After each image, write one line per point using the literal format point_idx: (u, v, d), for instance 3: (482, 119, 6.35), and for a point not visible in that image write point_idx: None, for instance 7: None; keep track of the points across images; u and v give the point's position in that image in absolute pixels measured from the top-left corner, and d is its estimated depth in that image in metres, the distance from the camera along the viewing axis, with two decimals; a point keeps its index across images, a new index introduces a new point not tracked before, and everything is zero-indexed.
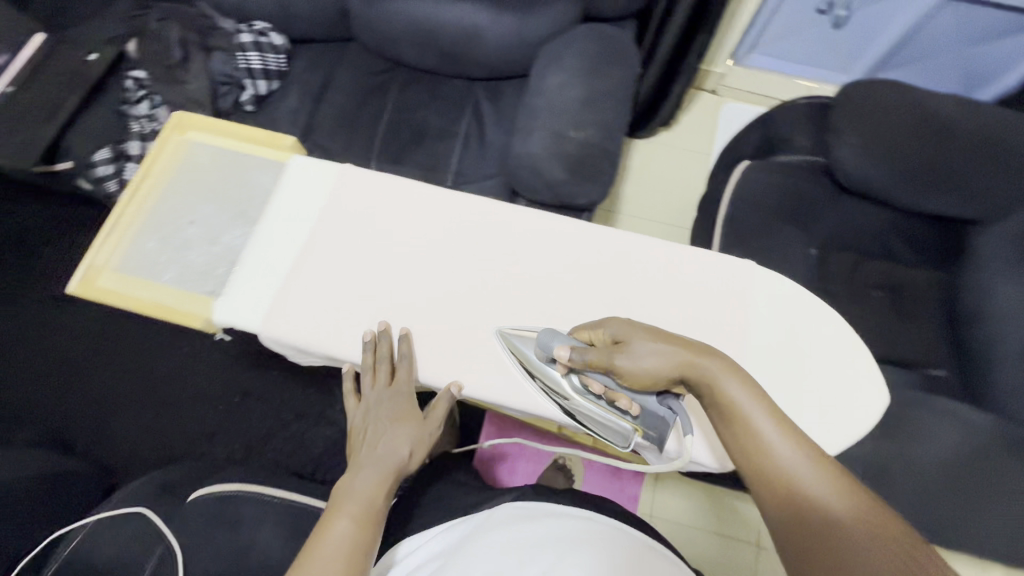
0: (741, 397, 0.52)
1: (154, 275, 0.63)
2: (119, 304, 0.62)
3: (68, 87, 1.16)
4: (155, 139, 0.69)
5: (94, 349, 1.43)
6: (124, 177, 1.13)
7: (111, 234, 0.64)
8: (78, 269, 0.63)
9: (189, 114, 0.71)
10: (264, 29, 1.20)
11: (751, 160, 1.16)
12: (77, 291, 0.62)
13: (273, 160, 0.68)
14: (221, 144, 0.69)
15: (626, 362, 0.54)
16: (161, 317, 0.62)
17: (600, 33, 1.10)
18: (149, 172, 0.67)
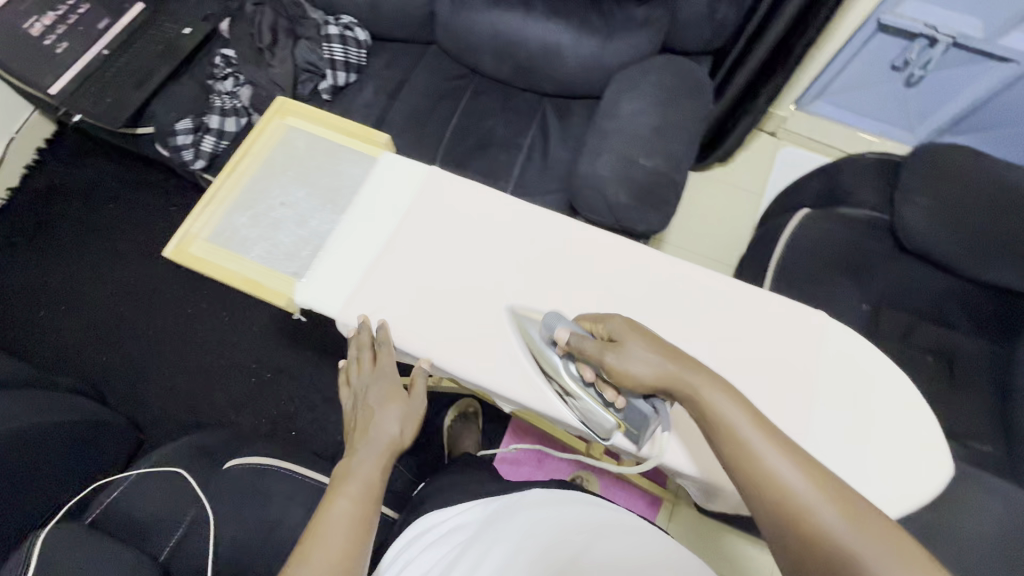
0: (728, 410, 0.53)
1: (242, 250, 0.66)
2: (206, 272, 0.64)
3: (161, 57, 1.22)
4: (257, 121, 0.73)
5: (141, 307, 1.48)
6: (201, 148, 1.17)
7: (208, 206, 0.67)
8: (173, 236, 0.66)
9: (291, 101, 0.75)
10: (351, 23, 1.25)
11: (812, 207, 1.15)
12: (170, 257, 0.65)
13: (365, 154, 0.71)
14: (317, 133, 0.72)
15: (616, 361, 0.56)
16: (244, 290, 0.64)
17: (677, 65, 1.11)
18: (248, 152, 0.70)
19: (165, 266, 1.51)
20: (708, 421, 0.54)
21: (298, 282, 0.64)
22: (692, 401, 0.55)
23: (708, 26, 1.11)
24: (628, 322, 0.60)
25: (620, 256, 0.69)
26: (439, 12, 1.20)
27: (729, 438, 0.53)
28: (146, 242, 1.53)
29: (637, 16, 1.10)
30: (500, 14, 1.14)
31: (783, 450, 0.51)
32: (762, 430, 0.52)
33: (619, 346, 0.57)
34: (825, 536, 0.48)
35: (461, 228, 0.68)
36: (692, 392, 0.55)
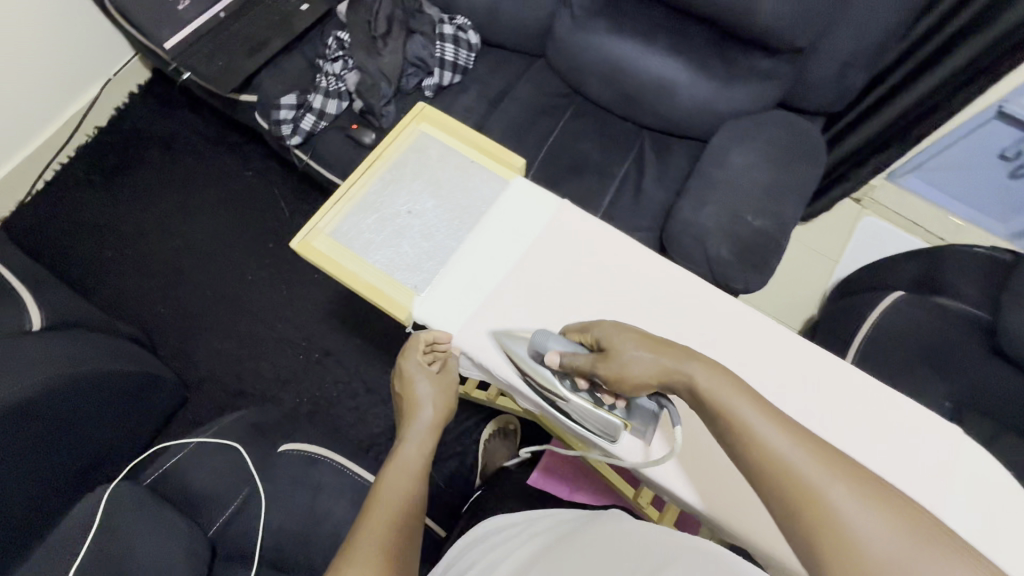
0: (725, 395, 0.52)
1: (364, 251, 0.68)
2: (327, 266, 0.67)
3: (275, 29, 1.23)
4: (396, 123, 0.75)
5: (200, 263, 1.46)
6: (299, 125, 1.18)
7: (337, 201, 0.70)
8: (301, 228, 0.68)
9: (431, 109, 0.76)
10: (465, 25, 1.24)
11: (906, 292, 1.11)
12: (296, 248, 0.67)
13: (498, 175, 0.73)
14: (455, 148, 0.75)
15: (615, 365, 0.58)
16: (361, 291, 0.66)
17: (794, 124, 1.08)
18: (384, 154, 0.72)
19: (229, 227, 1.49)
20: (708, 407, 0.53)
21: (418, 297, 0.66)
22: (689, 392, 0.55)
23: (832, 90, 1.07)
24: (620, 325, 0.61)
25: (726, 316, 0.71)
26: (557, 28, 1.19)
27: (729, 422, 0.52)
28: (216, 200, 1.52)
29: (761, 67, 1.05)
30: (621, 42, 1.12)
31: (786, 432, 0.50)
32: (763, 412, 0.51)
33: (610, 351, 0.59)
34: (838, 520, 0.45)
35: (581, 266, 0.69)
36: (688, 381, 0.55)
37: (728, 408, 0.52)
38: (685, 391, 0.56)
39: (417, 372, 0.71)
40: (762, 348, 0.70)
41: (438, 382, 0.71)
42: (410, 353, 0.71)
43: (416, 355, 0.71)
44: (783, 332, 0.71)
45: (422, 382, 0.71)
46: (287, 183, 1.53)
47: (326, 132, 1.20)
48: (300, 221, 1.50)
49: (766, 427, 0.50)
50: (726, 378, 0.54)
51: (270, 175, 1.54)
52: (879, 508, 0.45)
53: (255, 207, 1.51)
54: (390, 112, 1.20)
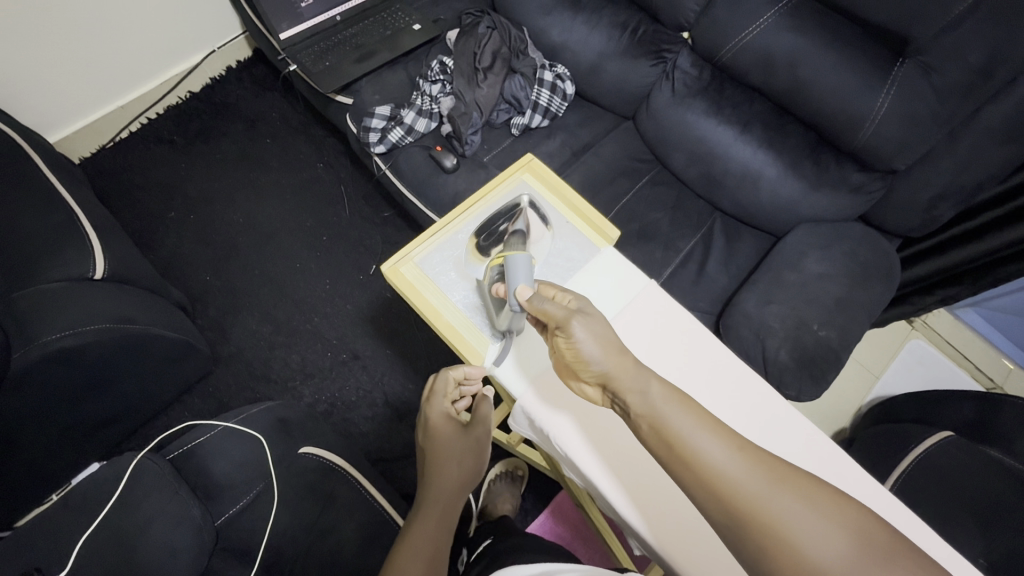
0: (671, 410, 0.52)
1: (444, 287, 0.75)
2: (407, 293, 0.74)
3: (385, 43, 1.29)
4: (503, 171, 0.82)
5: (255, 242, 1.49)
6: (387, 135, 1.21)
7: (431, 237, 0.78)
8: (394, 253, 0.76)
9: (540, 163, 0.82)
10: (564, 75, 1.28)
11: (956, 435, 1.07)
12: (385, 270, 0.75)
13: (589, 242, 0.79)
14: (549, 207, 0.81)
15: (577, 329, 0.57)
16: (431, 323, 0.74)
17: (873, 242, 1.07)
18: (485, 203, 0.80)
19: (292, 213, 1.53)
20: (648, 421, 0.52)
21: (490, 344, 0.72)
22: (633, 401, 0.54)
23: (918, 217, 1.07)
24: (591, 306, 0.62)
25: (791, 430, 0.67)
26: (655, 98, 1.22)
27: (666, 437, 0.50)
28: (285, 185, 1.56)
29: (852, 180, 1.06)
30: (717, 125, 1.14)
31: (725, 441, 0.50)
32: (704, 424, 0.51)
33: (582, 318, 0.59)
34: (781, 528, 0.44)
35: (656, 351, 0.70)
36: (630, 385, 0.54)
37: (669, 421, 0.51)
38: (628, 401, 0.54)
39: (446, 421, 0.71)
40: (829, 472, 0.64)
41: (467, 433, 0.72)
42: (435, 401, 0.71)
43: (442, 404, 0.71)
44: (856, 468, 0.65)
45: (451, 434, 0.71)
46: (356, 183, 1.56)
47: (409, 148, 1.23)
48: (358, 221, 1.52)
49: (706, 438, 0.50)
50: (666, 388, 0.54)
51: (340, 170, 1.58)
52: (820, 509, 0.45)
53: (319, 198, 1.54)
54: (475, 142, 1.22)
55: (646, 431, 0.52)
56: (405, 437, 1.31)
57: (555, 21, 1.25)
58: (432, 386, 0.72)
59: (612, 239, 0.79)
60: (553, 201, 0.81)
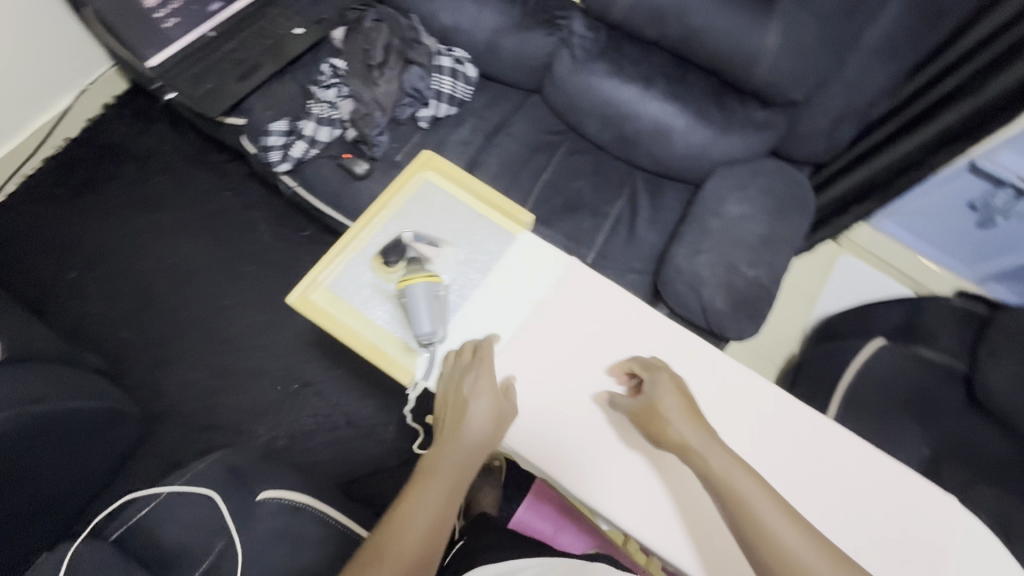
0: (744, 485, 0.57)
1: (357, 305, 0.73)
2: (320, 319, 0.71)
3: (268, 53, 1.21)
4: (401, 170, 0.80)
5: (174, 286, 1.39)
6: (289, 151, 1.15)
7: (334, 256, 0.75)
8: (300, 282, 0.72)
9: (436, 155, 0.82)
10: (463, 58, 1.24)
11: (887, 340, 1.14)
12: (293, 302, 0.72)
13: (503, 228, 0.78)
14: (457, 201, 0.80)
15: (658, 412, 0.62)
16: (351, 345, 0.71)
17: (785, 175, 1.10)
18: (387, 208, 0.78)
19: (208, 248, 1.44)
20: (719, 490, 0.58)
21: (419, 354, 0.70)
22: (707, 473, 0.59)
23: (823, 143, 1.11)
24: (665, 375, 0.65)
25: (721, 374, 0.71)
26: (556, 67, 1.19)
27: (740, 509, 0.57)
28: (195, 220, 1.46)
29: (757, 118, 1.09)
30: (621, 85, 1.13)
31: (780, 507, 0.57)
32: (773, 501, 0.57)
33: (659, 393, 0.63)
34: None
35: (588, 327, 0.71)
36: (701, 457, 0.59)
37: (740, 495, 0.57)
38: (703, 472, 0.59)
39: (486, 432, 0.63)
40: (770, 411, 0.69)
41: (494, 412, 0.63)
42: (478, 368, 0.66)
43: (484, 373, 0.66)
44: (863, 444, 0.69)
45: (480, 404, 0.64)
46: (271, 204, 1.48)
47: (316, 160, 1.17)
48: (281, 244, 1.45)
49: (771, 511, 0.56)
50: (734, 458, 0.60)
51: (251, 195, 1.49)
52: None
53: (235, 227, 1.46)
54: (383, 141, 1.18)
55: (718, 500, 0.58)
56: (374, 454, 1.29)
57: (442, 3, 1.19)
58: (471, 350, 0.68)
59: (526, 223, 0.79)
60: (459, 194, 0.80)
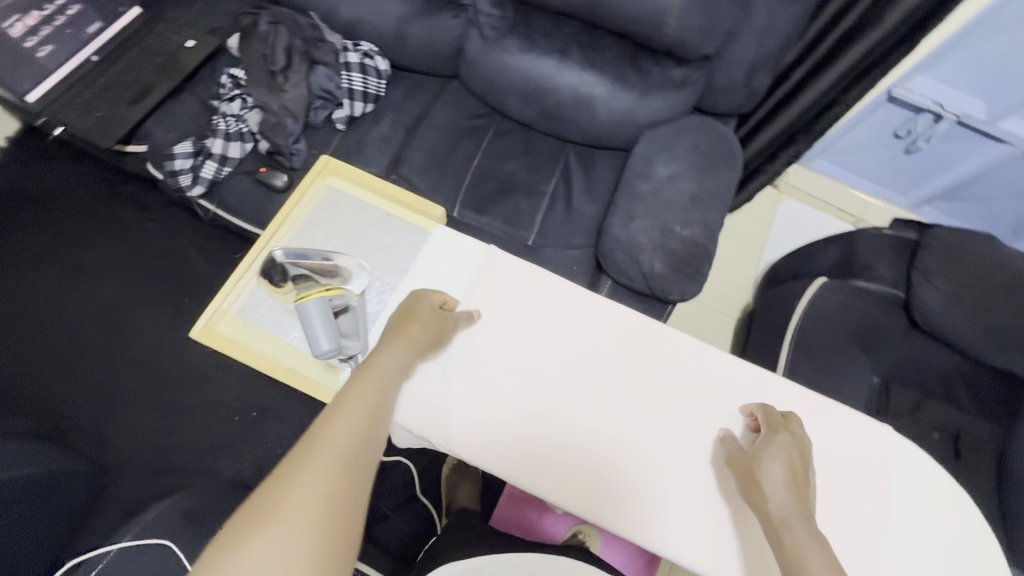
0: (811, 555, 0.53)
1: (261, 325, 0.78)
2: (232, 344, 0.76)
3: (160, 71, 1.13)
4: (301, 181, 0.85)
5: (107, 331, 1.32)
6: (200, 174, 1.09)
7: (235, 284, 0.79)
8: (203, 314, 0.77)
9: (335, 160, 0.88)
10: (371, 52, 1.19)
11: (828, 278, 1.16)
12: (198, 334, 0.76)
13: (414, 224, 0.84)
14: (363, 204, 0.85)
15: (759, 468, 0.60)
16: (261, 366, 0.76)
17: (709, 129, 1.10)
18: (290, 222, 0.83)
19: (138, 285, 1.36)
20: (783, 549, 0.55)
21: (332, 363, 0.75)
22: (782, 536, 0.55)
23: (741, 93, 1.11)
24: (793, 444, 0.61)
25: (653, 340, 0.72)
26: (468, 49, 1.16)
27: (795, 573, 0.52)
28: (118, 258, 1.37)
29: (674, 76, 1.08)
30: (535, 59, 1.10)
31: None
32: None
33: (766, 453, 0.61)
34: None
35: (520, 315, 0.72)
36: (782, 522, 0.56)
37: (801, 560, 0.53)
38: (778, 535, 0.56)
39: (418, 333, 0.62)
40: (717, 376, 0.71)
41: (435, 320, 0.64)
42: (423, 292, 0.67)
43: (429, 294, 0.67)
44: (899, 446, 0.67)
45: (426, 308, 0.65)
46: (198, 229, 1.40)
47: (231, 178, 1.12)
48: (217, 269, 1.38)
49: None
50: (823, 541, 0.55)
51: (177, 223, 1.41)
52: None
53: (163, 260, 1.38)
54: (300, 150, 1.13)
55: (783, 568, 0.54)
56: None
57: None
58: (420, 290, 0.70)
59: (436, 215, 0.85)
60: (365, 198, 0.86)
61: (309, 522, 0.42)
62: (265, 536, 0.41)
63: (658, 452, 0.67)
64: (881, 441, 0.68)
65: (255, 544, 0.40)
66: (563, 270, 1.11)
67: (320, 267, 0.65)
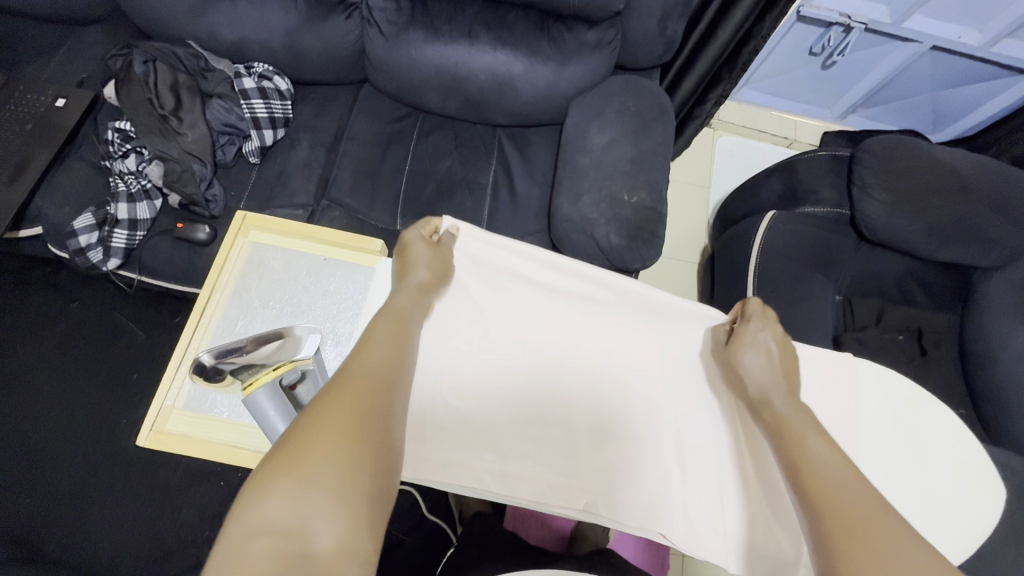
0: (804, 427, 0.55)
1: (213, 408, 0.72)
2: (186, 438, 0.70)
3: (35, 140, 1.01)
4: (222, 243, 0.79)
5: (53, 430, 1.19)
6: (110, 245, 0.98)
7: (174, 374, 0.73)
8: (146, 418, 0.70)
9: (252, 214, 0.82)
10: (267, 72, 1.10)
11: (776, 210, 1.18)
12: (148, 442, 0.70)
13: (354, 262, 0.79)
14: (295, 254, 0.80)
15: (742, 352, 0.64)
16: (226, 450, 0.70)
17: (635, 88, 1.07)
18: (216, 290, 0.76)
19: (76, 373, 1.23)
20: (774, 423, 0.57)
21: None
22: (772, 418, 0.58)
23: (659, 43, 1.07)
24: (777, 336, 0.64)
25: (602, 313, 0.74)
26: (371, 50, 1.08)
27: (789, 437, 0.54)
28: (46, 349, 1.25)
29: (589, 39, 1.04)
30: (444, 47, 1.03)
31: (841, 453, 0.51)
32: (832, 448, 0.52)
33: (744, 338, 0.65)
34: (853, 514, 0.45)
35: (500, 290, 0.73)
36: (771, 408, 0.58)
37: (796, 433, 0.54)
38: (767, 417, 0.58)
39: (423, 276, 0.65)
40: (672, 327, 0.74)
41: (432, 253, 0.68)
42: (412, 228, 0.71)
43: (417, 229, 0.71)
44: (877, 365, 0.71)
45: (420, 246, 0.68)
46: (126, 298, 1.29)
47: (148, 242, 1.03)
48: (162, 336, 1.27)
49: (816, 447, 0.52)
50: (805, 416, 0.57)
51: (103, 297, 1.28)
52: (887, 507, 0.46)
53: (97, 340, 1.26)
54: (217, 195, 1.04)
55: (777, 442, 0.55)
56: None
57: (217, 16, 1.02)
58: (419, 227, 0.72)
59: (376, 247, 0.80)
60: (296, 245, 0.80)
61: (355, 425, 0.44)
62: (320, 436, 0.42)
63: (612, 400, 0.68)
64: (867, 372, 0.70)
65: (310, 443, 0.42)
66: None
67: (260, 345, 0.62)
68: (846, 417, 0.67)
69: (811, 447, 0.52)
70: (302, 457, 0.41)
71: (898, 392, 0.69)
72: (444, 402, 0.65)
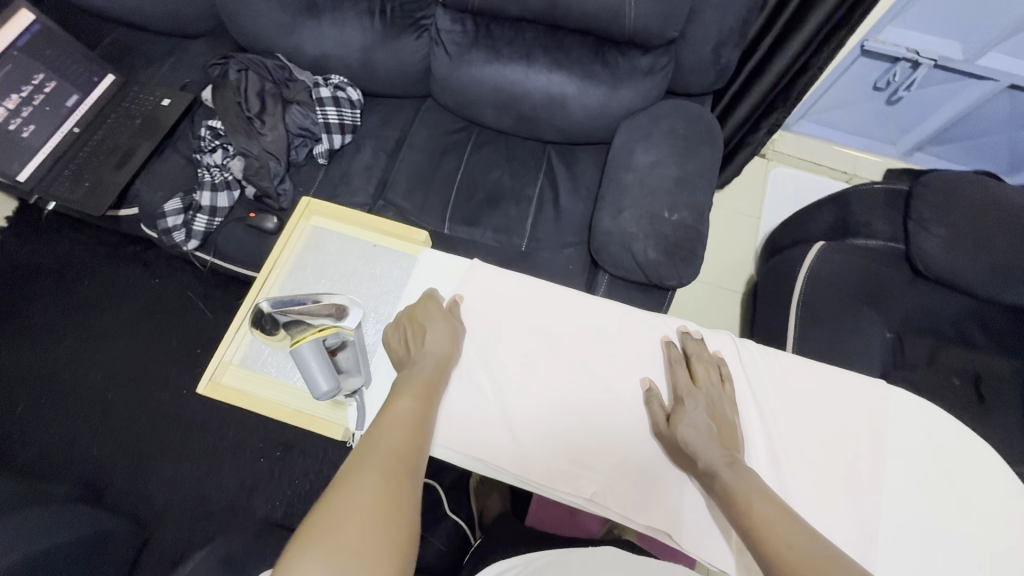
0: (751, 489, 0.56)
1: (263, 369, 0.79)
2: (239, 395, 0.77)
3: (141, 133, 1.16)
4: (287, 225, 0.88)
5: (124, 390, 1.31)
6: (191, 228, 1.11)
7: (233, 338, 0.81)
8: (207, 369, 0.78)
9: (315, 201, 0.90)
10: (342, 83, 1.20)
11: (825, 240, 1.15)
12: (205, 390, 0.77)
13: (399, 252, 0.85)
14: (348, 240, 0.87)
15: (683, 425, 0.61)
16: (271, 410, 0.77)
17: (684, 112, 1.10)
18: (275, 266, 0.84)
19: (150, 342, 1.36)
20: (722, 488, 0.57)
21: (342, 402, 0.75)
22: (722, 488, 0.57)
23: (711, 71, 1.10)
24: (704, 413, 0.62)
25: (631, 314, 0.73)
26: (436, 67, 1.16)
27: (739, 503, 0.55)
28: (128, 317, 1.39)
29: (642, 65, 1.07)
30: (502, 67, 1.10)
31: (785, 512, 0.53)
32: (782, 511, 0.53)
33: (677, 412, 0.63)
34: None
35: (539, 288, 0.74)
36: (714, 474, 0.59)
37: (744, 495, 0.55)
38: (717, 489, 0.58)
39: (447, 348, 0.67)
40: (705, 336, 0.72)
41: (448, 330, 0.68)
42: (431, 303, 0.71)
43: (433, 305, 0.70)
44: (922, 399, 0.67)
45: (439, 324, 0.68)
46: (199, 279, 1.42)
47: (223, 228, 1.14)
48: (225, 315, 1.39)
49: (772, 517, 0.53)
50: (751, 472, 0.58)
51: (182, 276, 1.42)
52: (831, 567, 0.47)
53: (171, 314, 1.39)
54: (287, 189, 1.15)
55: (727, 510, 0.56)
56: None
57: (304, 33, 1.14)
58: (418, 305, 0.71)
59: (422, 238, 0.86)
60: (350, 233, 0.87)
61: (384, 516, 0.48)
62: (352, 527, 0.46)
63: (629, 399, 0.68)
64: (912, 406, 0.67)
65: (343, 534, 0.45)
66: (559, 269, 1.11)
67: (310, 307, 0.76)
68: (879, 444, 0.65)
69: (754, 505, 0.54)
70: (338, 543, 0.45)
71: (945, 428, 0.66)
72: (471, 383, 0.68)
